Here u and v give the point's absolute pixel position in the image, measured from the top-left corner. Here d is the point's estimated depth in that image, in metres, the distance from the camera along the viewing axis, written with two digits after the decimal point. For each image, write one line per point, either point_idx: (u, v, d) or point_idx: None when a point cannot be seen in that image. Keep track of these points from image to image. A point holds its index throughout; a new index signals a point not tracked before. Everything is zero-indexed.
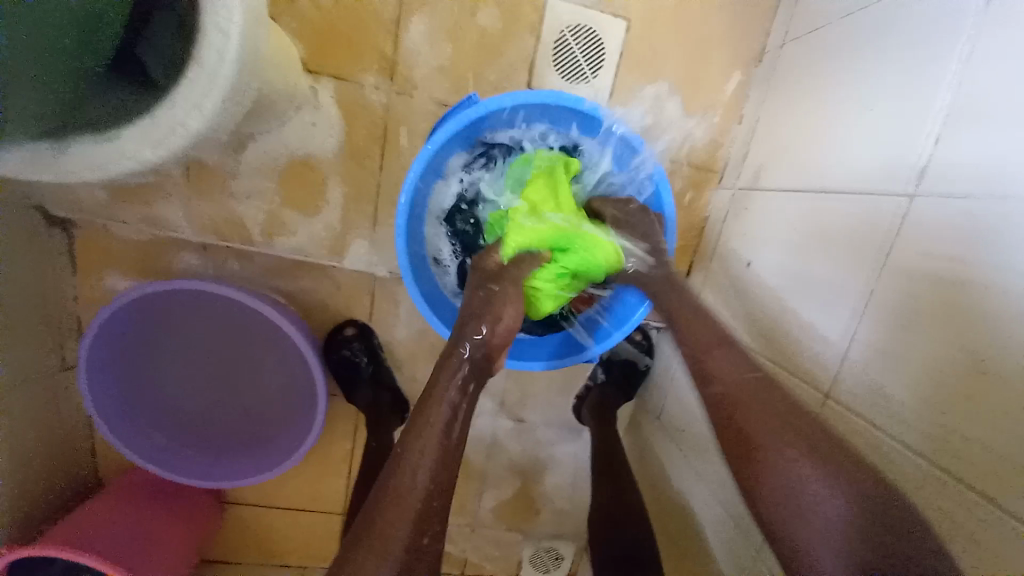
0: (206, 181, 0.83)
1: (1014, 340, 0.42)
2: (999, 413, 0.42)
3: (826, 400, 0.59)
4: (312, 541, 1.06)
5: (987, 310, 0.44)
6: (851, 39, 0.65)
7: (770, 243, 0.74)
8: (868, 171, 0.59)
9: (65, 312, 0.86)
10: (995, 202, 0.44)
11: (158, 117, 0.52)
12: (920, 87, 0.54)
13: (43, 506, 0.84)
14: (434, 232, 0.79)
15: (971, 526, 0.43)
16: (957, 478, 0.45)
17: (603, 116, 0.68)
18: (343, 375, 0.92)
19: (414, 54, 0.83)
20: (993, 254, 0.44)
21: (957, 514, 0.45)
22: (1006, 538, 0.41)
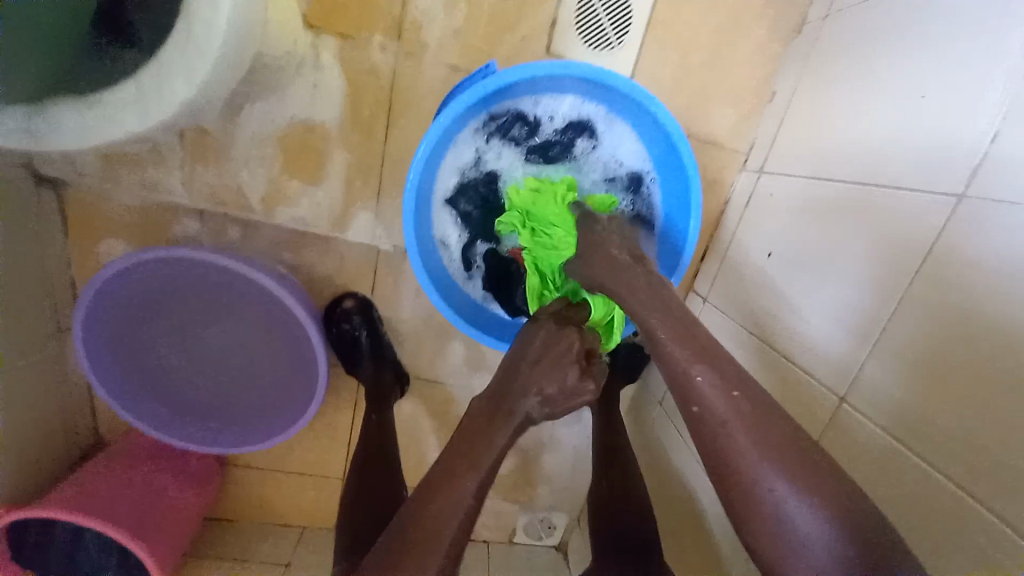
0: (201, 144, 0.79)
1: None
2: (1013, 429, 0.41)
3: (840, 403, 0.58)
4: (315, 506, 1.08)
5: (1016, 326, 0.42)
6: (904, 17, 0.59)
7: (799, 237, 0.70)
8: (914, 166, 0.54)
9: (60, 275, 0.84)
10: None
11: (144, 83, 0.48)
12: (982, 74, 0.48)
13: (50, 464, 0.85)
14: (442, 214, 0.75)
15: (979, 541, 0.43)
16: (969, 493, 0.44)
17: (632, 92, 0.63)
18: (344, 350, 0.90)
19: (424, 11, 0.76)
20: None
21: (967, 528, 0.44)
22: (1007, 549, 0.40)
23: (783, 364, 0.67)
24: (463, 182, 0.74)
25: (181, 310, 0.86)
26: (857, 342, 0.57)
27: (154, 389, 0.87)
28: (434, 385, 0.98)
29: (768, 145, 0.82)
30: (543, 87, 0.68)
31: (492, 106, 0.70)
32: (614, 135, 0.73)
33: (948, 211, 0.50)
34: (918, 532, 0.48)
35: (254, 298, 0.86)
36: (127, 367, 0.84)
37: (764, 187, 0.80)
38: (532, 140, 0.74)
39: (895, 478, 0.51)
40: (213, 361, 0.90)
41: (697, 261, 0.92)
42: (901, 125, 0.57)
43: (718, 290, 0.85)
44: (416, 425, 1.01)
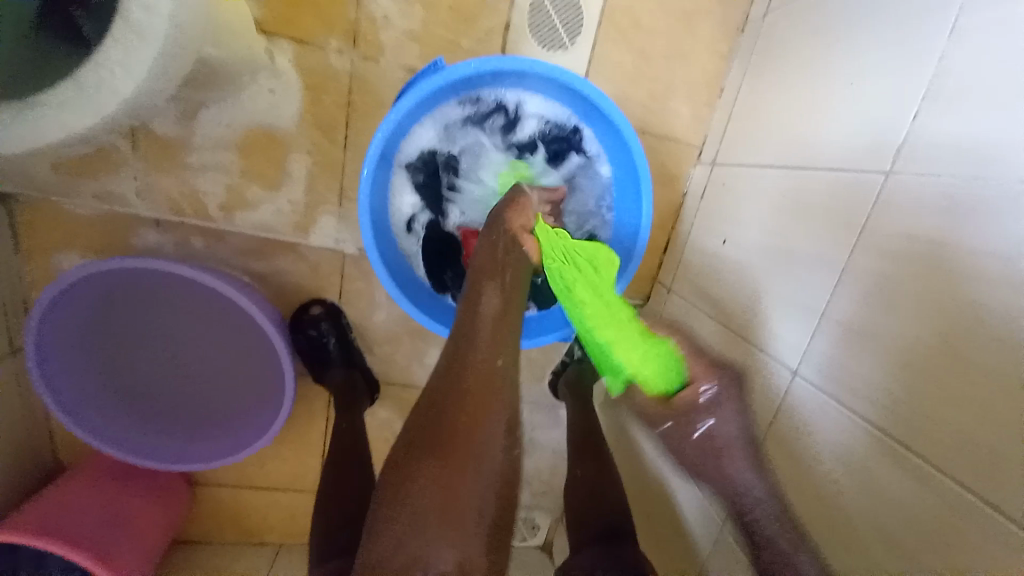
0: (158, 152, 0.78)
1: (997, 320, 0.41)
2: (973, 400, 0.42)
3: (796, 377, 0.60)
4: (292, 519, 1.05)
5: (980, 299, 0.42)
6: (834, 13, 0.63)
7: (750, 221, 0.73)
8: (857, 147, 0.57)
9: (13, 292, 0.80)
10: (974, 177, 0.44)
11: (86, 80, 0.47)
12: (907, 64, 0.52)
13: (9, 489, 0.81)
14: (400, 184, 0.73)
15: (946, 511, 0.44)
16: (931, 464, 0.45)
17: (604, 105, 0.65)
18: (312, 356, 0.89)
19: (379, 14, 0.77)
20: (996, 237, 0.42)
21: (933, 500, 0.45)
22: (963, 512, 0.42)
23: (744, 347, 0.69)
24: (429, 159, 0.72)
25: (155, 326, 0.85)
26: (807, 319, 0.60)
27: (111, 407, 0.82)
28: (409, 388, 0.97)
29: (719, 138, 0.85)
30: (533, 85, 0.69)
31: (469, 94, 0.70)
32: (590, 158, 0.74)
33: (884, 189, 0.53)
34: (894, 507, 0.48)
35: (219, 306, 0.86)
36: (91, 376, 0.80)
37: (718, 179, 0.83)
38: (513, 136, 0.74)
39: (851, 454, 0.52)
40: (174, 371, 0.88)
41: (659, 254, 0.93)
42: (836, 109, 0.60)
43: (681, 279, 0.87)
44: (391, 430, 0.99)
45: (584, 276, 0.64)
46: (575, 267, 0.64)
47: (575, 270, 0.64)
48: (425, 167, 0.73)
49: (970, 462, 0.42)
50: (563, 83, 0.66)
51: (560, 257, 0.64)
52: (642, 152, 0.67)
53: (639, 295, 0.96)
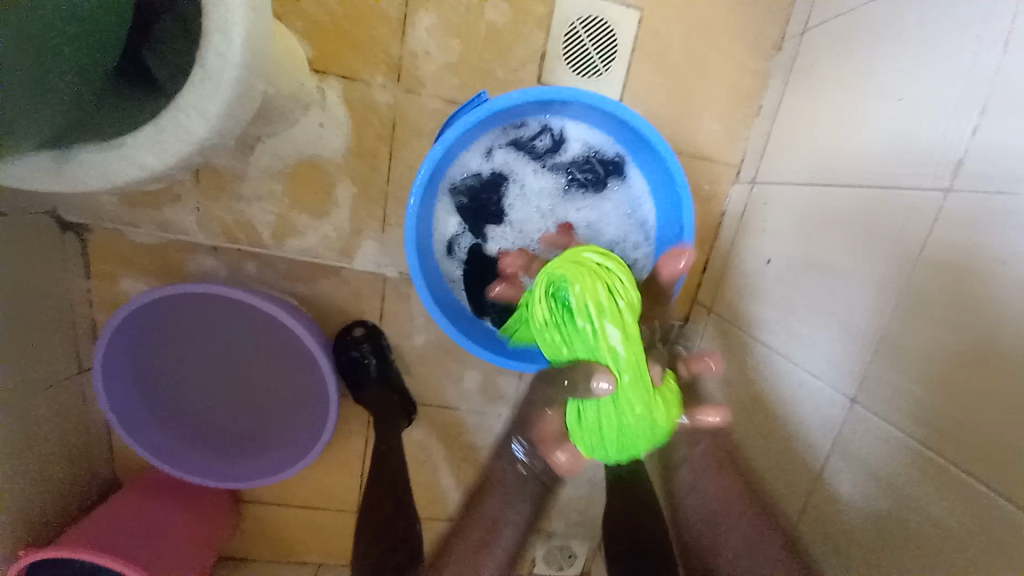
0: (216, 184, 0.83)
1: None
2: None
3: (853, 404, 0.57)
4: (329, 538, 1.06)
5: None
6: (874, 31, 0.62)
7: (793, 240, 0.71)
8: (911, 164, 0.55)
9: (83, 315, 0.87)
10: None
11: (163, 123, 0.52)
12: (958, 78, 0.51)
13: (69, 502, 0.86)
14: (443, 208, 0.75)
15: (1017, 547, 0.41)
16: (1001, 492, 0.42)
17: (650, 134, 0.66)
18: (352, 376, 0.91)
19: (420, 49, 0.81)
20: None
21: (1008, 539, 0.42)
22: None
23: (792, 370, 0.67)
24: (472, 186, 0.74)
25: (204, 350, 0.89)
26: (859, 342, 0.58)
27: (165, 425, 0.87)
28: (445, 409, 0.98)
29: (758, 156, 0.84)
30: (573, 111, 0.70)
31: (513, 120, 0.72)
32: (630, 180, 0.75)
33: (940, 205, 0.51)
34: (964, 545, 0.45)
35: (265, 329, 0.89)
36: (147, 395, 0.85)
37: (758, 198, 0.81)
38: (553, 161, 0.75)
39: (897, 477, 0.51)
40: (222, 394, 0.91)
41: (698, 274, 0.92)
42: (882, 124, 0.59)
43: (720, 301, 0.85)
44: (427, 450, 1.00)
45: (615, 420, 0.58)
46: (625, 429, 0.58)
47: (629, 427, 0.57)
48: (467, 191, 0.75)
49: None
50: (607, 112, 0.67)
51: (645, 435, 0.58)
52: (685, 178, 0.67)
53: (677, 315, 0.94)
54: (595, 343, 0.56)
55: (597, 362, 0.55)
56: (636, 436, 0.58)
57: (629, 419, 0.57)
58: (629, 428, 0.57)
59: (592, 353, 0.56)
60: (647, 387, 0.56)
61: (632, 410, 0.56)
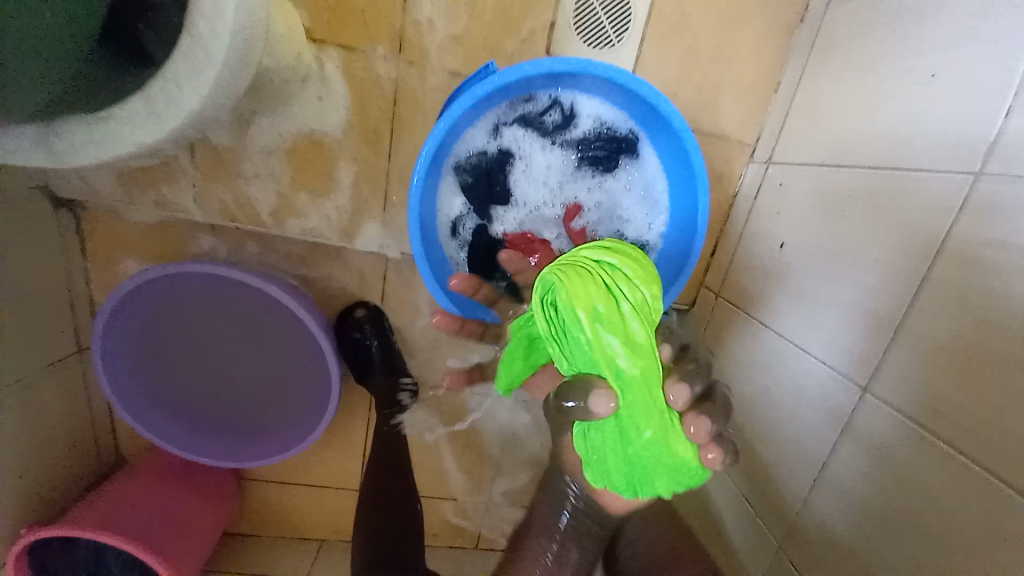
0: (213, 161, 0.80)
1: None
2: None
3: (865, 392, 0.56)
4: (333, 517, 1.07)
5: None
6: (906, 1, 0.59)
7: (809, 224, 0.68)
8: (940, 144, 0.52)
9: (80, 294, 0.85)
10: None
11: (152, 95, 0.49)
12: (998, 52, 0.48)
13: (73, 479, 0.86)
14: (448, 187, 0.73)
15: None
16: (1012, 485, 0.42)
17: (665, 109, 0.63)
18: (354, 359, 0.90)
19: (424, 19, 0.77)
20: None
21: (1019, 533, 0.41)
22: None
23: (802, 358, 0.65)
24: (478, 165, 0.72)
25: (200, 334, 0.87)
26: (875, 330, 0.56)
27: (169, 406, 0.87)
28: (448, 393, 0.97)
29: (775, 136, 0.81)
30: (584, 84, 0.67)
31: (521, 95, 0.69)
32: (642, 158, 0.72)
33: (968, 188, 0.49)
34: (974, 538, 0.44)
35: (264, 309, 0.87)
36: (148, 377, 0.85)
37: (773, 180, 0.79)
38: (563, 138, 0.72)
39: (892, 458, 0.52)
40: (223, 376, 0.90)
41: (707, 259, 0.90)
42: (911, 101, 0.56)
43: (730, 286, 0.83)
44: (431, 433, 1.00)
45: (625, 445, 0.51)
46: (637, 456, 0.51)
47: (640, 454, 0.51)
48: (472, 169, 0.72)
49: None
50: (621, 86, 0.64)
51: (662, 465, 0.51)
52: (701, 156, 0.64)
53: (684, 301, 0.93)
54: (594, 355, 0.49)
55: (597, 377, 0.48)
56: (650, 464, 0.51)
57: (638, 445, 0.50)
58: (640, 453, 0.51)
59: (592, 367, 0.50)
60: (657, 406, 0.48)
61: (641, 433, 0.50)
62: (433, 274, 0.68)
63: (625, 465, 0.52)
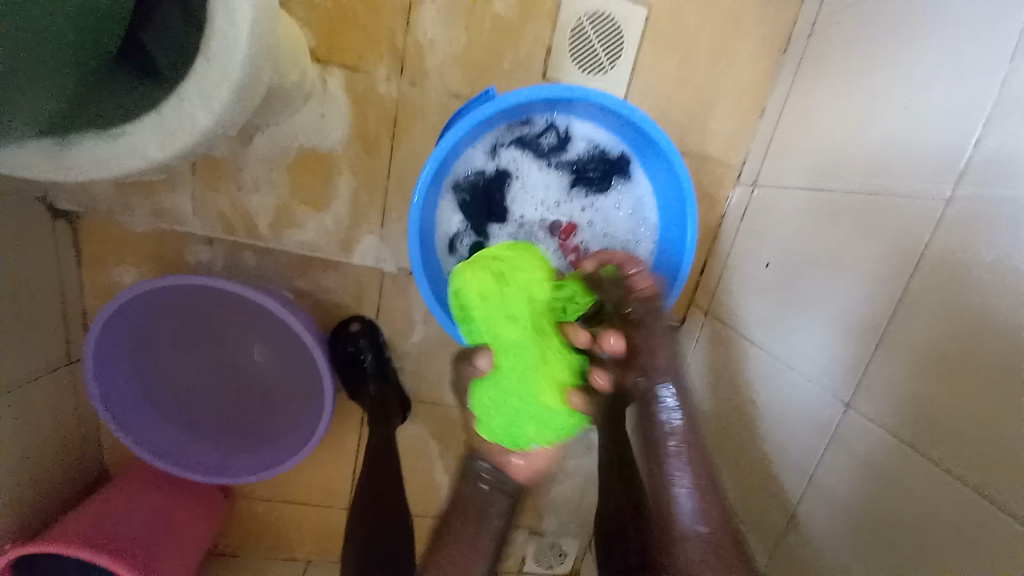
0: (214, 173, 0.82)
1: None
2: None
3: (848, 407, 0.58)
4: (320, 534, 1.05)
5: None
6: (882, 35, 0.63)
7: (796, 244, 0.71)
8: (915, 170, 0.55)
9: (74, 304, 0.85)
10: None
11: (164, 112, 0.51)
12: (967, 85, 0.51)
13: (57, 494, 0.84)
14: (446, 203, 0.74)
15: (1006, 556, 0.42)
16: (987, 496, 0.43)
17: (656, 134, 0.65)
18: (347, 372, 0.90)
19: (426, 42, 0.80)
20: None
21: (998, 545, 0.42)
22: None
23: (787, 373, 0.67)
24: (476, 183, 0.74)
25: (190, 347, 0.88)
26: (858, 347, 0.58)
27: (160, 418, 0.85)
28: (441, 406, 0.97)
29: (760, 158, 0.84)
30: (579, 109, 0.70)
31: (518, 117, 0.72)
32: (634, 180, 0.74)
33: (942, 212, 0.51)
34: (952, 547, 0.46)
35: (264, 323, 0.89)
36: (139, 387, 0.83)
37: (759, 201, 0.82)
38: (559, 158, 0.75)
39: (879, 470, 0.53)
40: (218, 387, 0.91)
41: (696, 276, 0.92)
42: (888, 128, 0.59)
43: (718, 303, 0.85)
44: (423, 446, 0.99)
45: (510, 406, 0.60)
46: (511, 407, 0.60)
47: (518, 412, 0.60)
48: (470, 187, 0.74)
49: None
50: (615, 111, 0.67)
51: (537, 420, 0.60)
52: (690, 178, 0.67)
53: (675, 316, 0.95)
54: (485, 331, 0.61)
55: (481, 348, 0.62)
56: (520, 415, 0.60)
57: (513, 396, 0.60)
58: (515, 405, 0.60)
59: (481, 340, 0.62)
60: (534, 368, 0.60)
61: (513, 385, 0.60)
62: (430, 288, 0.69)
63: (507, 424, 0.61)
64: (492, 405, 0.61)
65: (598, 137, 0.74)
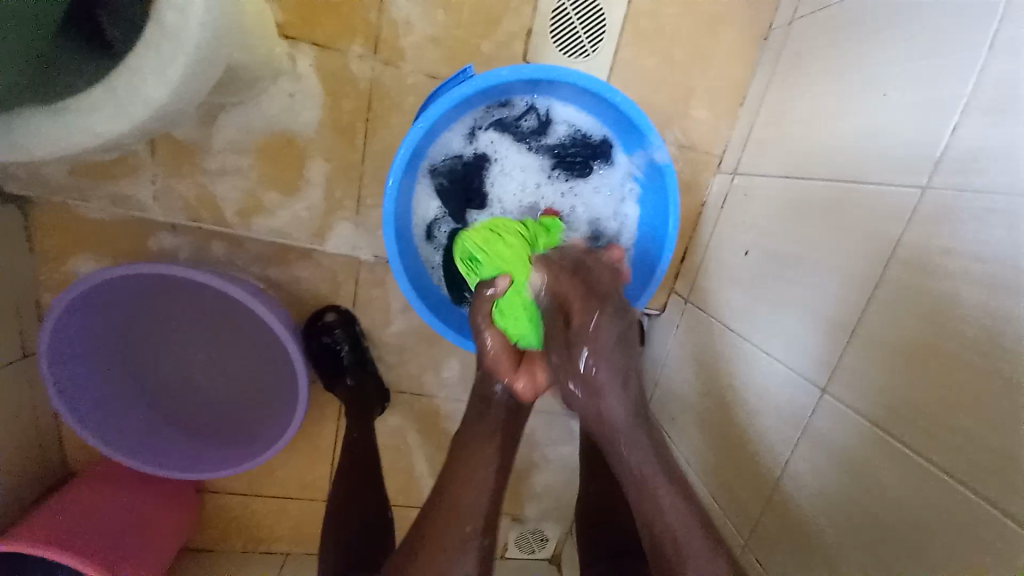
0: (176, 156, 0.77)
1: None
2: (1004, 415, 0.42)
3: (823, 393, 0.59)
4: (299, 527, 1.03)
5: (1007, 312, 0.42)
6: (862, 23, 0.63)
7: (774, 231, 0.71)
8: (892, 157, 0.55)
9: (27, 295, 0.80)
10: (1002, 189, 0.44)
11: (115, 85, 0.47)
12: (944, 74, 0.51)
13: (18, 495, 0.80)
14: (423, 188, 0.72)
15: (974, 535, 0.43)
16: (954, 478, 0.45)
17: (639, 119, 0.64)
18: (323, 363, 0.87)
19: (402, 20, 0.77)
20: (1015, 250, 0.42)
21: (966, 525, 0.44)
22: (1002, 535, 0.41)
23: (765, 360, 0.68)
24: (454, 167, 0.72)
25: (155, 347, 0.85)
26: (834, 334, 0.59)
27: (128, 416, 0.80)
28: (421, 396, 0.95)
29: (741, 146, 0.84)
30: (560, 91, 0.68)
31: (498, 99, 0.70)
32: (616, 165, 0.73)
33: (918, 201, 0.52)
34: (922, 527, 0.47)
35: (242, 316, 0.87)
36: (105, 384, 0.78)
37: (738, 189, 0.82)
38: (539, 142, 0.73)
39: (850, 456, 0.54)
40: (195, 384, 0.88)
41: (676, 264, 0.92)
42: (866, 115, 0.60)
43: (698, 291, 0.86)
44: (402, 438, 0.98)
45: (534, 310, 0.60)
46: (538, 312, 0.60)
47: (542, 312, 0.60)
48: (448, 172, 0.72)
49: (1004, 482, 0.41)
50: (597, 94, 0.66)
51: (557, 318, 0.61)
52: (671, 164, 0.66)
53: (656, 305, 0.95)
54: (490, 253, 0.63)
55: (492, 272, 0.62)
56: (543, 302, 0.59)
57: (529, 297, 0.59)
58: (533, 300, 0.59)
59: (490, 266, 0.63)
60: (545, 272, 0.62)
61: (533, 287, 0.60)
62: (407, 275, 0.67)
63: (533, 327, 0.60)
64: (515, 313, 0.60)
65: (579, 120, 0.72)
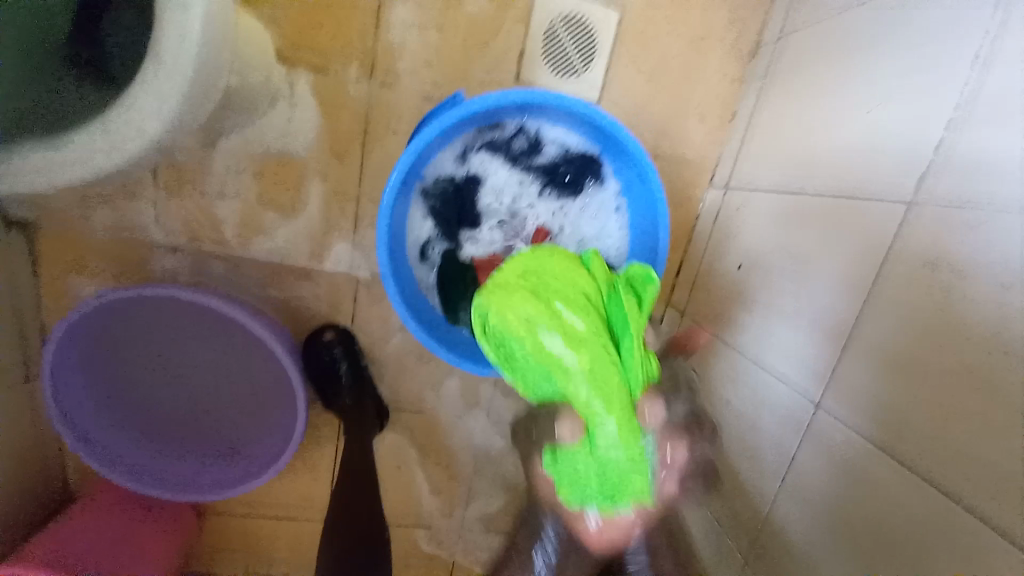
0: (177, 180, 0.79)
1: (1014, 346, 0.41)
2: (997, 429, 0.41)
3: (819, 407, 0.58)
4: (299, 547, 1.03)
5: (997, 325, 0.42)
6: (844, 40, 0.64)
7: (767, 245, 0.71)
8: (877, 172, 0.56)
9: (30, 318, 0.81)
10: (984, 202, 0.45)
11: (112, 117, 0.49)
12: (923, 89, 0.52)
13: (19, 519, 0.80)
14: (416, 209, 0.73)
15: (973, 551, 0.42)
16: (951, 494, 0.44)
17: (626, 138, 0.65)
18: (322, 382, 0.87)
19: (396, 44, 0.79)
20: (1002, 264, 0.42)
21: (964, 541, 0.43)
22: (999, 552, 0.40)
23: (763, 374, 0.68)
24: (446, 188, 0.73)
25: (148, 367, 0.84)
26: (828, 348, 0.58)
27: (122, 436, 0.81)
28: (420, 412, 0.95)
29: (733, 160, 0.85)
30: (549, 113, 0.70)
31: (488, 121, 0.71)
32: (606, 184, 0.74)
33: (905, 214, 0.52)
34: (923, 544, 0.46)
35: (236, 334, 0.86)
36: (98, 406, 0.79)
37: (731, 203, 0.83)
38: (530, 162, 0.74)
39: (847, 472, 0.54)
40: (187, 405, 0.87)
41: (674, 277, 0.92)
42: (852, 129, 0.60)
43: (695, 304, 0.86)
44: (402, 455, 0.97)
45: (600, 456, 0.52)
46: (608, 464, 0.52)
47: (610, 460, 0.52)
48: (441, 193, 0.73)
49: (998, 496, 0.41)
50: (584, 116, 0.67)
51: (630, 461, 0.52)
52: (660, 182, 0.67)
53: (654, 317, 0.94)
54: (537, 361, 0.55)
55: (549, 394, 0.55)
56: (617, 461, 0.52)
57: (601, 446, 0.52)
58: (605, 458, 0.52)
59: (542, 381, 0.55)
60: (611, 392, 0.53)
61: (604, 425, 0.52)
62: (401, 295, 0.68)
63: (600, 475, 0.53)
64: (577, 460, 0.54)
65: (569, 140, 0.73)
